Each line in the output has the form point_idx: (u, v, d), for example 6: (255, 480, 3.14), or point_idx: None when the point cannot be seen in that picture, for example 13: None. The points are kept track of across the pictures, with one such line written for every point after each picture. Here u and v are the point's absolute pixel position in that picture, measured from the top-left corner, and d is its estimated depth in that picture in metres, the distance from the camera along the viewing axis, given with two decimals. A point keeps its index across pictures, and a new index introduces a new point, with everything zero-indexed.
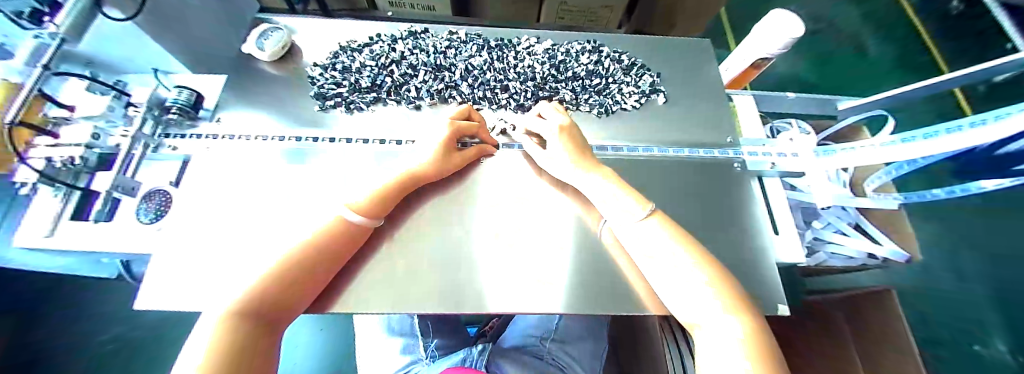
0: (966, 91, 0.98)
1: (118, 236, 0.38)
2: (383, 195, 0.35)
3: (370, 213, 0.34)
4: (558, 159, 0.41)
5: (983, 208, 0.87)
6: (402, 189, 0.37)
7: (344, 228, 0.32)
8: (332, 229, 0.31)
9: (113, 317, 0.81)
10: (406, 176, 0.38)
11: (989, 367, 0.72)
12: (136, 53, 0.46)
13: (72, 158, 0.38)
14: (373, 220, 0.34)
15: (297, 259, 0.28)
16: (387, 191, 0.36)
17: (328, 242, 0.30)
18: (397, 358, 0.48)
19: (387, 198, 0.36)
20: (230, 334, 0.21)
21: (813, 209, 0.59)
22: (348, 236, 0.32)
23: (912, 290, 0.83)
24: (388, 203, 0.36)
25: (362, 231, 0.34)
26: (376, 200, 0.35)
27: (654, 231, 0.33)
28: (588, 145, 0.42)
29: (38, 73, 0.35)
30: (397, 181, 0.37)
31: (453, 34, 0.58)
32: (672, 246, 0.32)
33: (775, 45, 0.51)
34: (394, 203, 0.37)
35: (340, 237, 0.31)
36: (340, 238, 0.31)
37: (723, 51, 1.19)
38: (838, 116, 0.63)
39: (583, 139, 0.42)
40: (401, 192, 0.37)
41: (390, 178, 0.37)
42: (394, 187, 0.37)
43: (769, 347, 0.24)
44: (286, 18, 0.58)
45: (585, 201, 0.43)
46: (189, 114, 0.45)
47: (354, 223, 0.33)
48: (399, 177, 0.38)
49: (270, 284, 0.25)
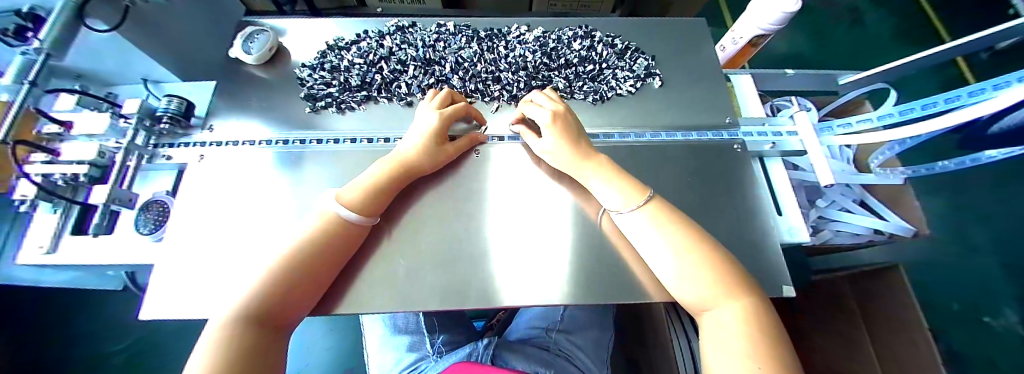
0: (970, 58, 0.95)
1: (122, 248, 0.38)
2: (373, 188, 0.34)
3: (363, 208, 0.33)
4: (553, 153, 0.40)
5: (993, 178, 0.85)
6: (393, 180, 0.36)
7: (338, 226, 0.31)
8: (326, 227, 0.31)
9: (124, 327, 0.83)
10: (395, 165, 0.37)
11: (998, 339, 0.73)
12: (121, 63, 0.45)
13: (75, 175, 0.38)
14: (368, 219, 0.34)
15: (291, 262, 0.27)
16: (377, 181, 0.35)
17: (324, 240, 0.30)
18: (404, 355, 0.48)
19: (379, 189, 0.35)
20: (235, 341, 0.21)
21: (817, 187, 0.58)
22: (343, 233, 0.32)
23: (920, 264, 0.82)
24: (382, 195, 0.35)
25: (361, 229, 0.33)
26: (365, 193, 0.34)
27: (646, 224, 0.32)
28: (581, 131, 0.40)
29: (25, 89, 0.33)
30: (387, 170, 0.36)
31: (442, 26, 0.57)
32: (663, 240, 0.31)
33: (771, 21, 0.50)
34: (385, 196, 0.36)
35: (337, 237, 0.31)
36: (338, 238, 0.31)
37: (720, 30, 1.16)
38: (840, 91, 0.61)
39: (577, 123, 0.40)
40: (392, 182, 0.36)
41: (380, 169, 0.36)
42: (385, 178, 0.36)
43: (772, 328, 0.25)
44: (273, 20, 0.57)
45: (580, 191, 0.43)
46: (181, 122, 0.45)
47: (350, 220, 0.32)
48: (387, 166, 0.37)
49: (263, 292, 0.25)
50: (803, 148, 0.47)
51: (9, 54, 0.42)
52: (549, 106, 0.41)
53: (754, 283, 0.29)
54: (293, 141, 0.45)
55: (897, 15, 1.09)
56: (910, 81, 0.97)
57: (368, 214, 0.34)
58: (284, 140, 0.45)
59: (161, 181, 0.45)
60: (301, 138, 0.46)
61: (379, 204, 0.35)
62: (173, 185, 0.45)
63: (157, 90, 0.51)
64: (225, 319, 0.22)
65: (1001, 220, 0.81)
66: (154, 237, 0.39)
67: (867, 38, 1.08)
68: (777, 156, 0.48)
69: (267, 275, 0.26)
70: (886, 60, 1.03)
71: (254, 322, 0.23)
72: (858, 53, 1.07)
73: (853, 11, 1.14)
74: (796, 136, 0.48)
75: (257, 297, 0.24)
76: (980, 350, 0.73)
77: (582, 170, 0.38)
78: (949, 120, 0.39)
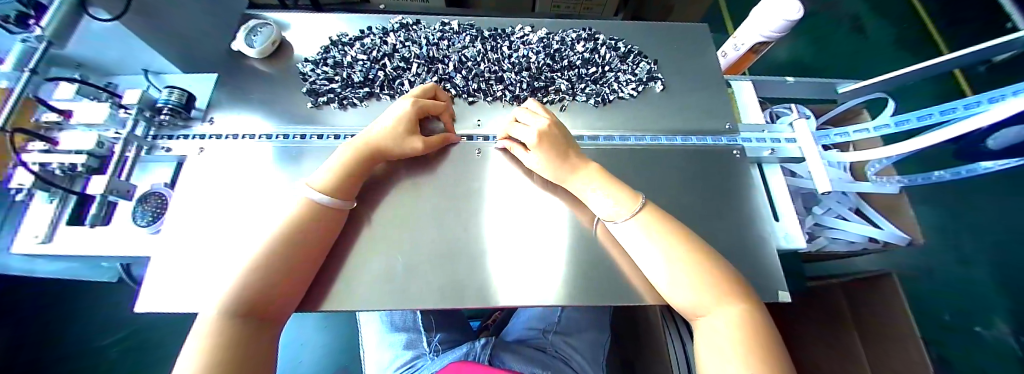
0: (967, 70, 0.96)
1: (119, 239, 0.38)
2: (338, 171, 0.34)
3: (331, 190, 0.33)
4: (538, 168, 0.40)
5: (986, 190, 0.86)
6: (357, 163, 0.36)
7: (313, 209, 0.31)
8: (302, 212, 0.31)
9: (116, 320, 0.82)
10: (359, 149, 0.37)
11: (991, 349, 0.73)
12: (122, 53, 0.45)
13: (73, 165, 0.37)
14: (346, 201, 0.35)
15: (279, 256, 0.27)
16: (344, 165, 0.35)
17: (303, 227, 0.30)
18: (400, 353, 0.48)
19: (347, 172, 0.35)
20: (220, 337, 0.21)
21: (814, 195, 0.59)
22: (321, 218, 0.32)
23: (914, 273, 0.83)
24: (351, 178, 0.35)
25: (339, 213, 0.34)
26: (332, 176, 0.34)
27: (639, 230, 0.33)
28: (567, 144, 0.39)
29: (25, 77, 0.33)
30: (350, 154, 0.36)
31: (445, 25, 0.57)
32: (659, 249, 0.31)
33: (772, 29, 0.50)
34: (350, 180, 0.35)
35: (314, 226, 0.31)
36: (315, 223, 0.31)
37: (721, 35, 1.17)
38: (839, 100, 0.61)
39: (559, 132, 0.40)
40: (356, 167, 0.36)
41: (344, 152, 0.36)
42: (352, 162, 0.35)
43: (758, 333, 0.25)
44: (276, 14, 0.57)
45: (575, 198, 0.42)
46: (181, 113, 0.44)
47: (322, 203, 0.32)
48: (353, 149, 0.36)
49: (247, 286, 0.25)
50: (801, 155, 0.47)
51: (9, 41, 0.41)
52: (535, 122, 0.40)
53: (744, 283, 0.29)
54: (296, 136, 0.45)
55: (897, 27, 1.10)
56: (909, 91, 0.98)
57: (340, 196, 0.34)
58: (285, 134, 0.45)
59: (158, 173, 0.45)
60: (302, 133, 0.46)
61: (352, 187, 0.35)
62: (172, 178, 0.45)
63: (157, 81, 0.50)
64: (216, 314, 0.23)
65: (993, 231, 0.82)
66: (151, 229, 0.38)
67: (867, 48, 1.09)
68: (776, 162, 0.49)
69: (253, 270, 0.26)
70: (885, 70, 1.04)
71: (242, 318, 0.23)
72: (857, 62, 1.08)
73: (853, 20, 1.15)
74: (794, 143, 0.49)
75: (245, 290, 0.25)
76: (972, 360, 0.73)
77: (574, 185, 0.38)
78: (946, 132, 0.40)
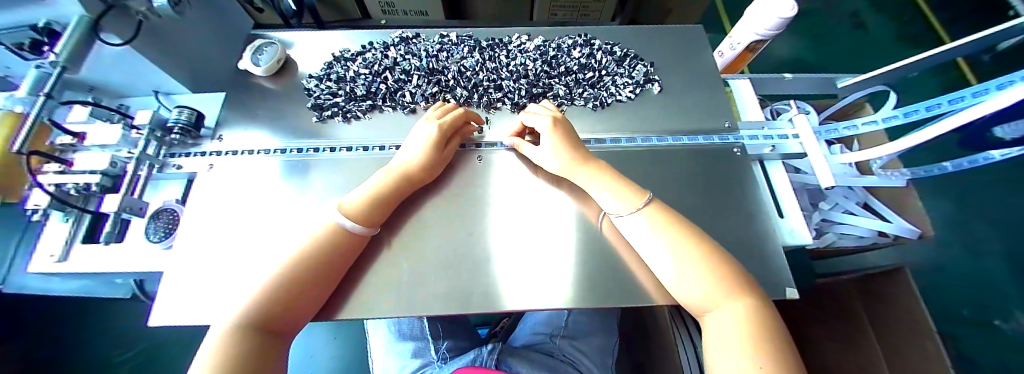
0: (970, 60, 0.96)
1: (131, 255, 0.39)
2: (375, 197, 0.35)
3: (364, 218, 0.33)
4: (546, 154, 0.40)
5: (995, 179, 0.85)
6: (394, 190, 0.37)
7: (338, 234, 0.31)
8: (323, 235, 0.31)
9: (128, 333, 0.83)
10: (394, 176, 0.37)
11: (1012, 343, 0.71)
12: (133, 75, 0.46)
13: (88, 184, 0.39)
14: (369, 227, 0.34)
15: (287, 267, 0.28)
16: (379, 192, 0.35)
17: (322, 252, 0.30)
18: (408, 361, 0.49)
19: (382, 199, 0.35)
20: (232, 346, 0.22)
21: (819, 191, 0.58)
22: (342, 242, 0.32)
23: (930, 267, 0.81)
24: (385, 206, 0.36)
25: (358, 240, 0.33)
26: (368, 203, 0.34)
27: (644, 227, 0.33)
28: (579, 139, 0.41)
29: (41, 102, 0.32)
30: (386, 182, 0.36)
31: (445, 37, 0.58)
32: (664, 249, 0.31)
33: (767, 28, 0.50)
34: (386, 206, 0.36)
35: (334, 251, 0.31)
36: (334, 249, 0.31)
37: (718, 35, 1.18)
38: (840, 95, 0.61)
39: (573, 131, 0.41)
40: (393, 193, 0.37)
41: (380, 179, 0.37)
42: (387, 187, 0.36)
43: (771, 333, 0.24)
44: (281, 33, 0.58)
45: (579, 194, 0.43)
46: (191, 132, 0.46)
47: (350, 230, 0.32)
48: (388, 177, 0.37)
49: (263, 300, 0.25)
50: (802, 151, 0.48)
51: (26, 67, 0.43)
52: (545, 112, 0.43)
53: (749, 276, 0.29)
54: (303, 150, 0.46)
55: (897, 21, 1.09)
56: (912, 84, 0.97)
57: (373, 223, 0.34)
58: (292, 147, 0.47)
59: (169, 190, 0.46)
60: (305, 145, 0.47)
61: (382, 212, 0.35)
62: (183, 193, 0.46)
63: (167, 102, 0.52)
64: (227, 327, 0.23)
65: (1004, 221, 0.81)
66: (164, 245, 0.39)
67: (866, 41, 1.09)
68: (778, 159, 0.49)
69: (264, 286, 0.26)
70: (885, 63, 1.04)
71: (252, 332, 0.23)
72: (857, 55, 1.08)
73: (851, 15, 1.16)
74: (795, 139, 0.49)
75: (258, 305, 0.25)
76: (992, 355, 0.71)
77: (577, 174, 0.39)
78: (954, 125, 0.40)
